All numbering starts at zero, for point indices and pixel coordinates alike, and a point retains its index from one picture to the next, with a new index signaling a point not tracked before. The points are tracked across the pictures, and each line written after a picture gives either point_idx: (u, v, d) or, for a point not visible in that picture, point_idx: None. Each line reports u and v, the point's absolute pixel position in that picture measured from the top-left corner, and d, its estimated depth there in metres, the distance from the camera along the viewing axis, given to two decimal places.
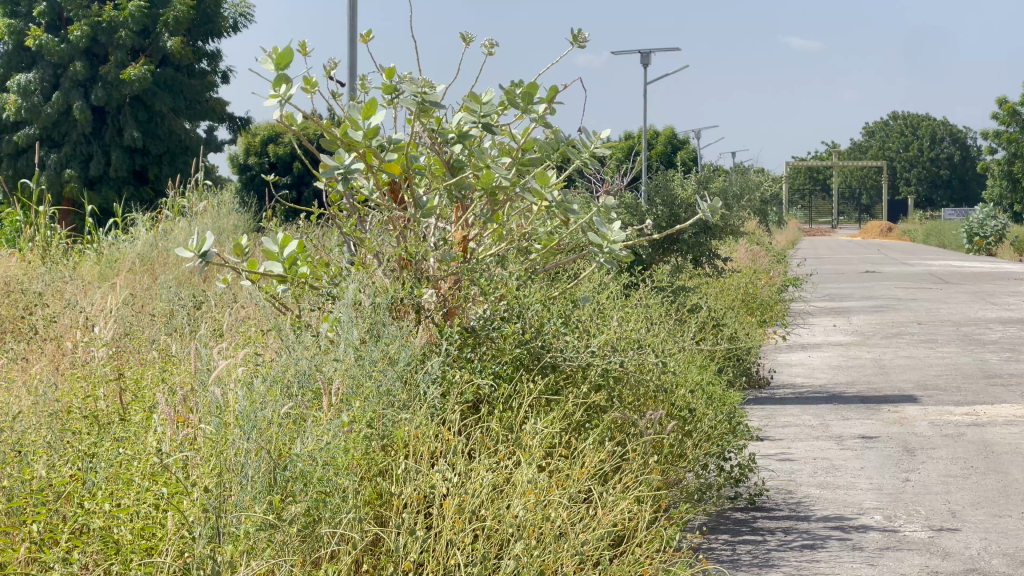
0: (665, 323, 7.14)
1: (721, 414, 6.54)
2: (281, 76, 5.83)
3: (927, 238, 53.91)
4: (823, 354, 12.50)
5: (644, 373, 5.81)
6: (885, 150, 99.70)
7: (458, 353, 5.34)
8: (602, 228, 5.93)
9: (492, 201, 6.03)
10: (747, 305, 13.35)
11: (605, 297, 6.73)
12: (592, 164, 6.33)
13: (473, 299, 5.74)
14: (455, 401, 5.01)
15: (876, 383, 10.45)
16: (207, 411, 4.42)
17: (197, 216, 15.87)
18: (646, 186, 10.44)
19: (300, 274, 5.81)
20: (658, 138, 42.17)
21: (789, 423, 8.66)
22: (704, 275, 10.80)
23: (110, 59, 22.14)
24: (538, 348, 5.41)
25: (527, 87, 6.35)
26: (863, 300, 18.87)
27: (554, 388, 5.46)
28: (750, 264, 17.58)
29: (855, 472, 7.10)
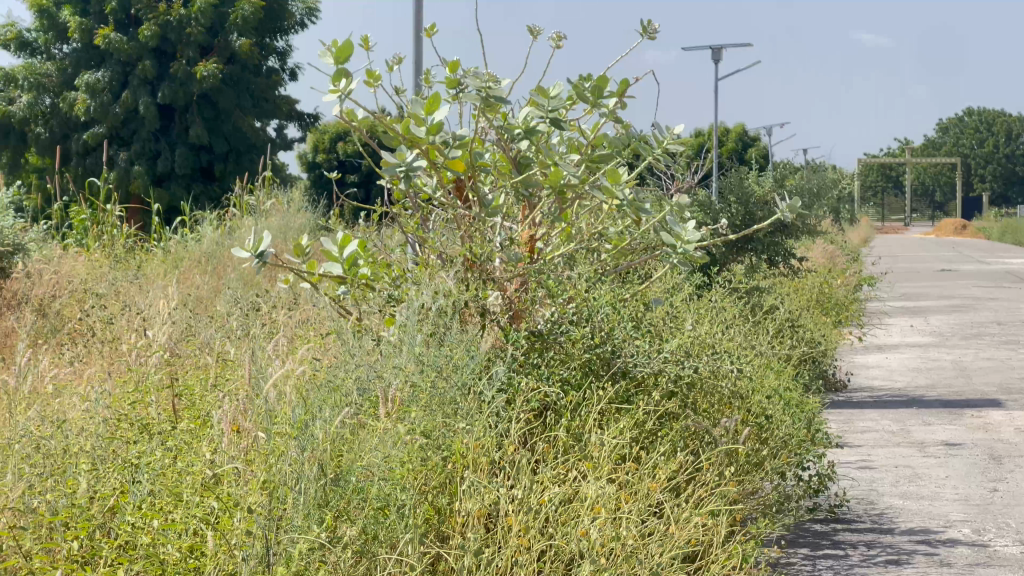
0: (741, 326, 6.88)
1: (800, 420, 6.27)
2: (342, 70, 5.63)
3: (1004, 235, 53.03)
4: (902, 356, 12.14)
5: (719, 379, 5.55)
6: (959, 147, 98.37)
7: (524, 359, 5.12)
8: (675, 228, 5.68)
9: (560, 199, 5.80)
10: (822, 305, 13.02)
11: (677, 298, 6.47)
12: (664, 161, 6.08)
13: (540, 301, 5.52)
14: (521, 410, 4.79)
15: (957, 387, 10.10)
16: (260, 420, 4.25)
17: (264, 214, 15.77)
18: (719, 184, 10.17)
19: (359, 275, 5.61)
20: (729, 136, 41.76)
21: (869, 428, 8.35)
22: (779, 275, 10.50)
23: (179, 58, 22.13)
24: (609, 357, 5.16)
25: (596, 81, 6.11)
26: (941, 300, 18.43)
27: (624, 396, 5.21)
28: (824, 263, 17.22)
29: (940, 481, 6.79)
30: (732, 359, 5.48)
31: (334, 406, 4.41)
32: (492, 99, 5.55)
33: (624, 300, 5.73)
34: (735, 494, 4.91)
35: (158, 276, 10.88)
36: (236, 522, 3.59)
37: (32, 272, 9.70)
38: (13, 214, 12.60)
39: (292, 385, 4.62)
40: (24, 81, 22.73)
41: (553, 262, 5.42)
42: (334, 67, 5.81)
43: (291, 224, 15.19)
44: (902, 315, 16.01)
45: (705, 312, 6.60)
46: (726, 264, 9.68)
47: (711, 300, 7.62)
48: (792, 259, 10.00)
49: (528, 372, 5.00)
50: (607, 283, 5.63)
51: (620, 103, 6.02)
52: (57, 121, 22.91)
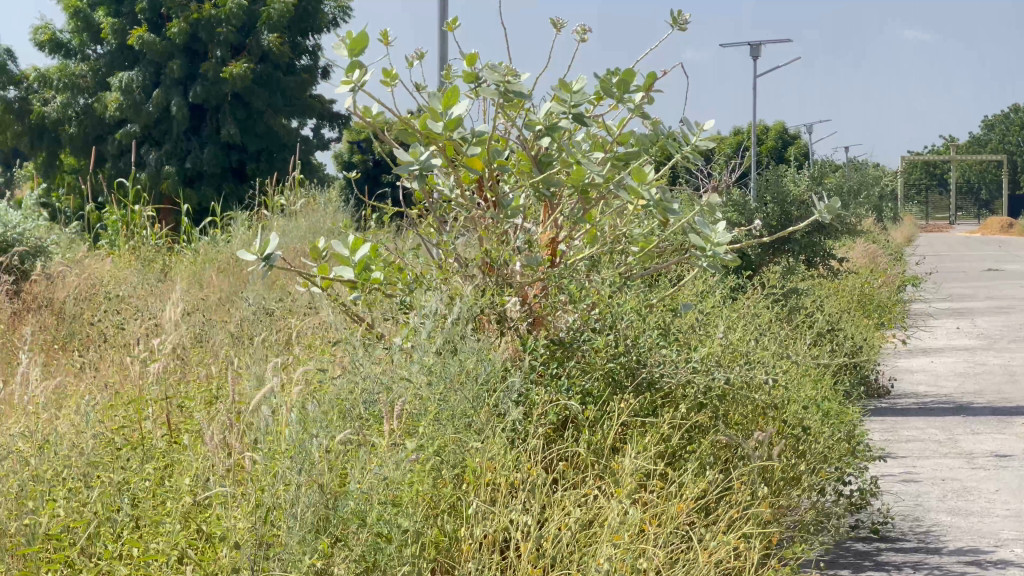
0: (778, 333, 6.54)
1: (840, 432, 5.92)
2: (356, 61, 5.33)
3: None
4: (947, 360, 11.74)
5: (752, 389, 5.21)
6: (1004, 144, 97.29)
7: (544, 370, 4.80)
8: (705, 229, 5.35)
9: (583, 199, 5.49)
10: (865, 307, 12.64)
11: (709, 304, 6.13)
12: (694, 159, 5.75)
13: (562, 306, 5.20)
14: (538, 424, 4.46)
15: (1005, 393, 9.71)
16: (257, 434, 3.95)
17: (294, 214, 15.54)
18: (755, 182, 9.82)
19: (371, 280, 5.31)
20: (769, 135, 41.29)
21: (914, 438, 7.98)
22: (818, 277, 10.15)
23: (212, 57, 21.93)
24: (636, 366, 4.82)
25: (623, 75, 5.78)
26: (986, 301, 17.98)
27: (650, 409, 4.88)
28: (866, 263, 16.80)
29: (990, 496, 6.44)
30: (767, 368, 5.13)
31: (334, 419, 4.10)
32: (511, 93, 5.23)
33: (652, 306, 5.40)
34: (769, 514, 4.57)
35: (181, 278, 10.63)
36: (222, 549, 3.28)
37: (51, 274, 9.46)
38: (37, 216, 12.41)
39: (291, 396, 4.31)
40: (57, 81, 22.60)
41: (576, 265, 5.10)
42: (349, 58, 5.51)
43: (322, 224, 14.92)
44: (947, 317, 15.59)
45: (739, 319, 6.25)
46: (763, 265, 9.33)
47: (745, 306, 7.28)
48: (832, 260, 9.64)
49: (547, 384, 4.68)
50: (633, 288, 5.31)
51: (647, 97, 5.69)
52: (90, 122, 22.78)
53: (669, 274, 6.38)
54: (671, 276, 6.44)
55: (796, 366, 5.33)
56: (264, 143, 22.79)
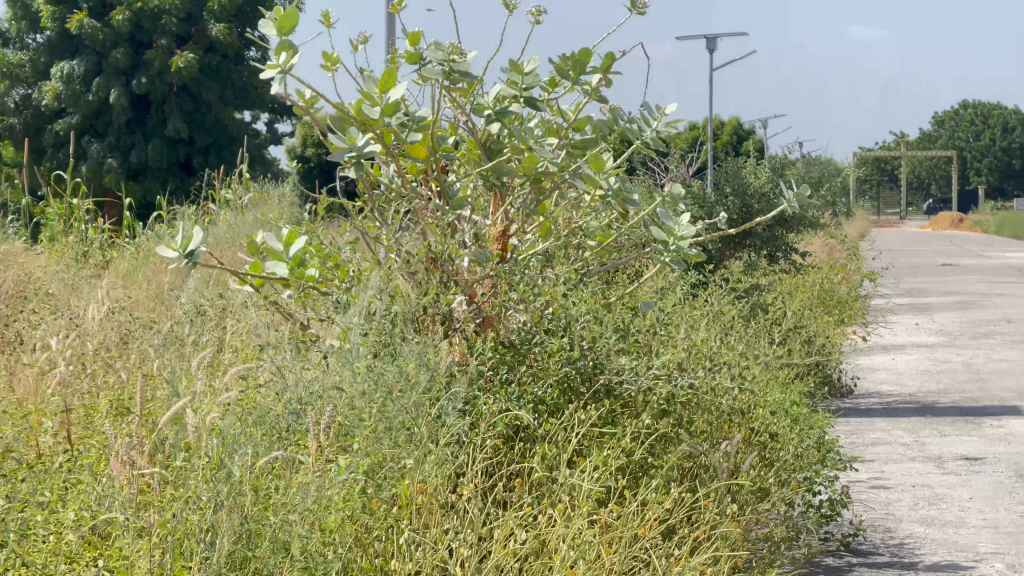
0: (743, 332, 6.18)
1: (809, 438, 5.57)
2: (284, 41, 4.91)
3: (1001, 229, 52.29)
4: (909, 357, 11.42)
5: (717, 396, 4.85)
6: (955, 140, 97.64)
7: (491, 376, 4.42)
8: (668, 221, 4.96)
9: (536, 189, 5.10)
10: (824, 303, 12.30)
11: (673, 303, 5.76)
12: (654, 145, 5.36)
13: (512, 306, 4.82)
14: (485, 437, 4.09)
15: (972, 392, 9.37)
16: (170, 449, 3.55)
17: (240, 206, 15.10)
18: (715, 174, 9.47)
19: (307, 277, 4.85)
20: (723, 129, 41.01)
21: (880, 441, 7.63)
22: (779, 272, 9.80)
23: (156, 46, 21.39)
24: (593, 373, 4.44)
25: (577, 56, 5.39)
26: (944, 296, 17.69)
27: (608, 418, 4.51)
28: (824, 258, 16.49)
29: (963, 504, 6.07)
30: (737, 372, 4.77)
31: (255, 435, 3.70)
32: (455, 74, 4.84)
33: (609, 308, 5.03)
34: (738, 535, 4.21)
35: (114, 273, 10.18)
36: None
37: None
38: None
39: (210, 407, 3.91)
40: None
41: (528, 261, 4.71)
42: (278, 38, 5.09)
43: (268, 217, 14.49)
44: (906, 313, 15.28)
45: (703, 318, 5.89)
46: (724, 260, 8.98)
47: (705, 305, 6.93)
48: (795, 255, 9.29)
49: (495, 393, 4.30)
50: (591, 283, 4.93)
51: (604, 79, 5.31)
52: (30, 113, 22.21)
53: (626, 269, 6.01)
54: (627, 273, 6.06)
55: (767, 369, 4.97)
56: (212, 136, 22.26)
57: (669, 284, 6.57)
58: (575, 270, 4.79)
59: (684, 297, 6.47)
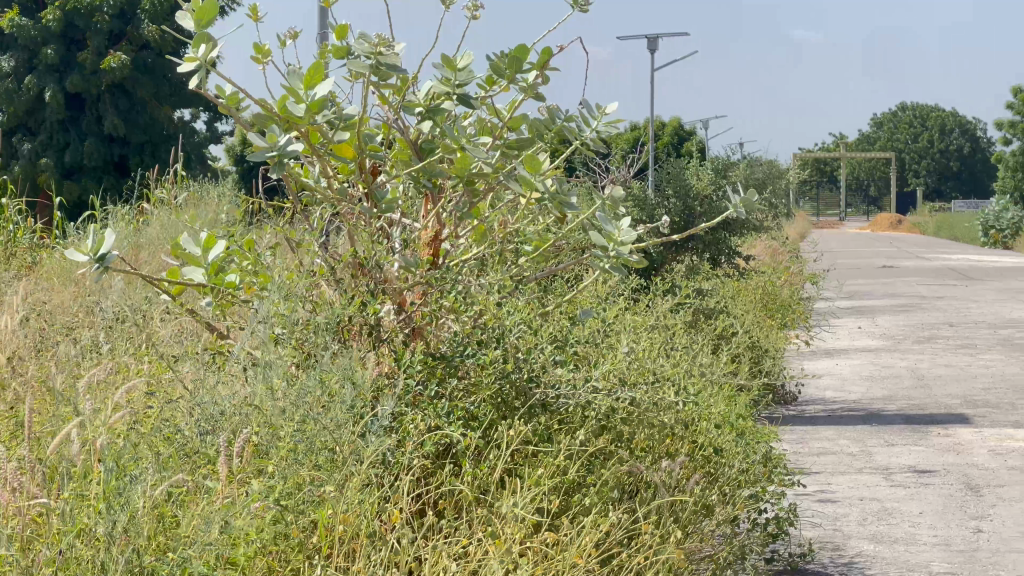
0: (686, 342, 5.95)
1: (754, 454, 5.34)
2: (203, 33, 4.60)
3: (940, 230, 52.57)
4: (853, 362, 11.25)
5: (660, 410, 4.60)
6: (894, 142, 98.32)
7: (420, 391, 4.14)
8: (607, 225, 4.71)
9: (470, 191, 4.83)
10: (767, 307, 12.11)
11: (612, 313, 5.51)
12: (593, 146, 5.10)
13: (444, 316, 4.54)
14: (412, 457, 3.82)
15: (917, 399, 9.20)
16: (69, 476, 3.25)
17: (173, 207, 14.75)
18: (657, 175, 9.24)
19: (226, 284, 4.54)
20: (665, 130, 40.90)
21: (826, 451, 7.42)
22: (723, 277, 9.60)
23: (88, 43, 20.93)
24: (529, 388, 4.18)
25: (513, 52, 5.13)
26: (886, 299, 17.59)
27: (544, 435, 4.25)
28: (765, 260, 16.33)
29: (913, 519, 5.87)
30: (680, 386, 4.53)
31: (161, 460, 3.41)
32: (386, 68, 4.56)
33: (546, 318, 4.77)
34: (682, 561, 3.96)
35: (38, 277, 9.83)
36: None
37: None
38: None
39: (113, 430, 3.60)
40: None
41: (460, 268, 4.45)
42: (197, 30, 4.78)
43: (202, 217, 14.16)
44: (848, 316, 15.14)
45: (643, 328, 5.64)
46: (666, 264, 8.75)
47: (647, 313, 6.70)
48: (738, 258, 9.09)
49: (424, 408, 4.02)
50: (528, 291, 4.67)
51: (542, 75, 5.05)
52: None
53: (563, 276, 5.75)
54: (565, 281, 5.80)
55: (712, 382, 4.73)
56: (147, 135, 21.78)
57: (608, 292, 6.32)
58: (511, 276, 4.53)
59: (624, 306, 6.22)
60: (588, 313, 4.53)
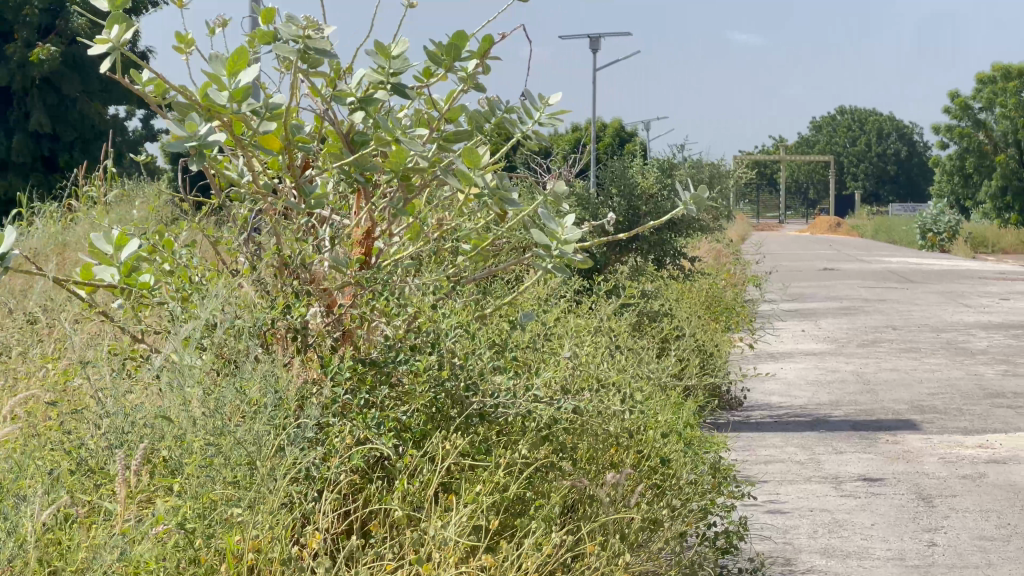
0: (632, 346, 5.70)
1: (702, 464, 5.09)
2: (116, 14, 4.27)
3: (878, 233, 52.79)
4: (798, 367, 11.06)
5: (605, 419, 4.35)
6: (833, 145, 98.85)
7: (349, 399, 3.86)
8: (550, 223, 4.44)
9: (404, 187, 4.55)
10: (711, 309, 11.90)
11: (556, 316, 5.25)
12: (536, 139, 4.83)
13: (376, 318, 4.26)
14: (337, 474, 3.54)
15: (864, 404, 9.00)
16: None
17: (103, 205, 14.38)
18: (602, 174, 8.99)
19: (140, 284, 4.23)
20: (605, 131, 40.74)
21: (774, 459, 7.20)
22: (668, 279, 9.37)
23: (16, 37, 20.45)
24: (465, 398, 3.90)
25: (452, 39, 4.85)
26: (828, 302, 17.45)
27: (481, 447, 3.98)
28: (708, 261, 16.14)
29: (865, 531, 5.64)
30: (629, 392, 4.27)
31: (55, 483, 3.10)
32: (313, 55, 4.28)
33: (485, 321, 4.51)
34: None
35: None
36: None
37: None
38: None
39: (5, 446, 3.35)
40: None
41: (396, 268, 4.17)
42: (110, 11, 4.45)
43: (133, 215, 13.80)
44: (791, 319, 14.97)
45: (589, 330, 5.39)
46: (610, 265, 8.54)
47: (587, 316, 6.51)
48: (684, 259, 8.85)
49: (353, 421, 3.76)
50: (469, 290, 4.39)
51: (482, 64, 4.78)
52: None
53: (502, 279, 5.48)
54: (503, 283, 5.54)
55: (663, 389, 4.48)
56: (78, 131, 21.33)
57: (549, 294, 6.06)
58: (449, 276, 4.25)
59: (566, 309, 5.96)
60: (531, 316, 4.26)
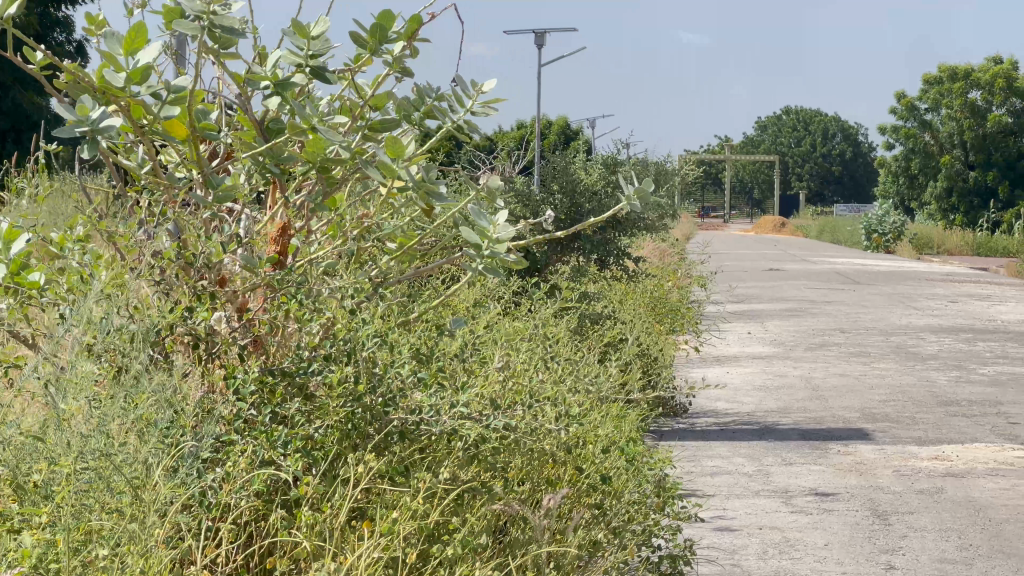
0: (569, 353, 5.31)
1: (645, 483, 4.72)
2: None
3: (822, 234, 52.82)
4: (744, 371, 10.74)
5: (541, 438, 3.96)
6: (778, 145, 99.13)
7: (254, 414, 3.45)
8: (482, 219, 4.04)
9: (324, 179, 4.13)
10: (655, 310, 11.56)
11: (488, 323, 4.85)
12: (468, 129, 4.43)
13: (289, 324, 3.84)
14: (234, 502, 3.13)
15: (813, 412, 8.69)
16: None
17: None
18: (543, 169, 8.62)
19: (28, 283, 3.78)
20: (552, 127, 40.45)
21: (720, 470, 6.85)
22: (612, 280, 9.01)
23: None
24: (384, 416, 3.51)
25: (378, 20, 4.43)
26: (773, 303, 17.18)
27: (401, 468, 3.58)
28: (653, 261, 15.81)
29: (819, 552, 5.30)
30: (566, 409, 3.89)
31: None
32: (220, 32, 3.86)
33: (410, 328, 4.10)
34: None
35: None
36: None
37: None
38: None
39: None
40: None
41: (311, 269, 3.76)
42: None
43: None
44: (736, 321, 14.67)
45: (523, 335, 4.99)
46: (549, 265, 8.20)
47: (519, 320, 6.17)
48: (628, 259, 8.49)
49: (256, 439, 3.35)
50: (392, 292, 4.00)
51: (409, 44, 4.37)
52: None
53: (431, 281, 5.08)
54: (431, 286, 5.13)
55: (606, 404, 4.11)
56: (9, 119, 20.75)
57: (480, 297, 5.66)
58: (372, 279, 3.85)
59: (497, 313, 5.56)
60: (462, 322, 3.87)
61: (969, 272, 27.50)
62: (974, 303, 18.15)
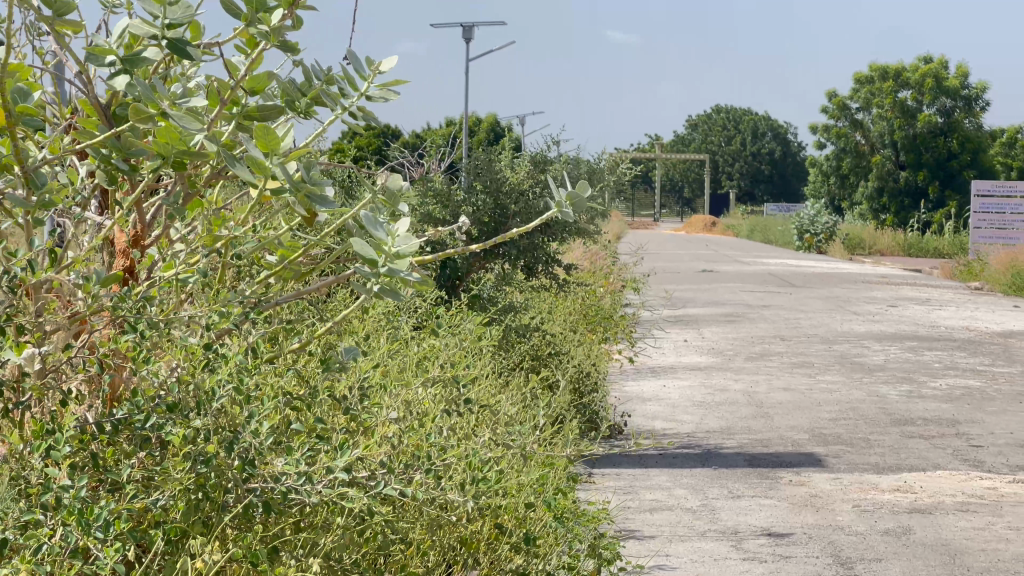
0: (482, 386, 4.53)
1: (578, 544, 3.94)
2: None
3: (753, 233, 52.52)
4: (681, 385, 10.03)
5: (446, 506, 3.15)
6: (707, 145, 99.06)
7: (65, 483, 2.62)
8: (375, 227, 3.24)
9: (181, 177, 3.29)
10: (587, 318, 10.83)
11: (386, 364, 4.05)
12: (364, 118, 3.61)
13: (127, 365, 3.01)
14: None
15: (758, 433, 7.98)
16: None
17: None
18: (463, 166, 7.85)
19: None
20: (480, 125, 39.75)
21: (659, 506, 6.12)
22: (541, 291, 8.26)
23: None
24: (240, 485, 2.70)
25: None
26: (708, 307, 16.51)
27: (262, 550, 2.77)
28: (585, 264, 15.09)
29: None
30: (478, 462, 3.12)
31: None
32: None
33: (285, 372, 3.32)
34: None
35: None
36: None
37: None
38: None
39: None
40: None
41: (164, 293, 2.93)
42: None
43: None
44: (671, 327, 13.98)
45: (428, 370, 4.20)
46: (469, 273, 7.45)
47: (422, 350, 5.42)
48: (558, 266, 7.74)
49: (67, 522, 2.53)
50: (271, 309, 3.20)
51: (289, 11, 3.54)
52: None
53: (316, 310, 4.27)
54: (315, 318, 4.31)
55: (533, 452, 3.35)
56: None
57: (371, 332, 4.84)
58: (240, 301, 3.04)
59: (392, 350, 4.75)
60: (350, 353, 3.08)
61: (903, 274, 27.04)
62: (915, 307, 17.61)
